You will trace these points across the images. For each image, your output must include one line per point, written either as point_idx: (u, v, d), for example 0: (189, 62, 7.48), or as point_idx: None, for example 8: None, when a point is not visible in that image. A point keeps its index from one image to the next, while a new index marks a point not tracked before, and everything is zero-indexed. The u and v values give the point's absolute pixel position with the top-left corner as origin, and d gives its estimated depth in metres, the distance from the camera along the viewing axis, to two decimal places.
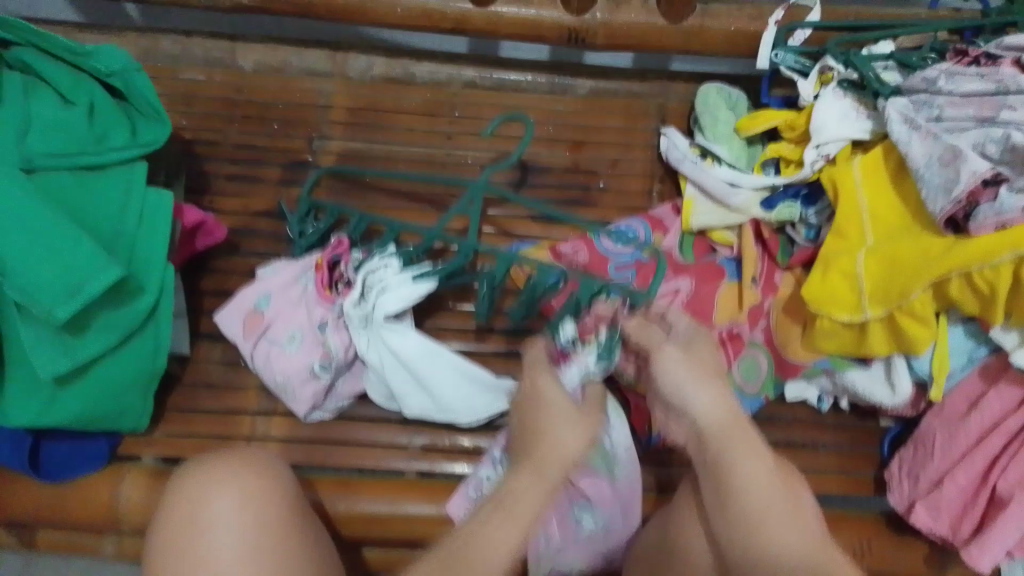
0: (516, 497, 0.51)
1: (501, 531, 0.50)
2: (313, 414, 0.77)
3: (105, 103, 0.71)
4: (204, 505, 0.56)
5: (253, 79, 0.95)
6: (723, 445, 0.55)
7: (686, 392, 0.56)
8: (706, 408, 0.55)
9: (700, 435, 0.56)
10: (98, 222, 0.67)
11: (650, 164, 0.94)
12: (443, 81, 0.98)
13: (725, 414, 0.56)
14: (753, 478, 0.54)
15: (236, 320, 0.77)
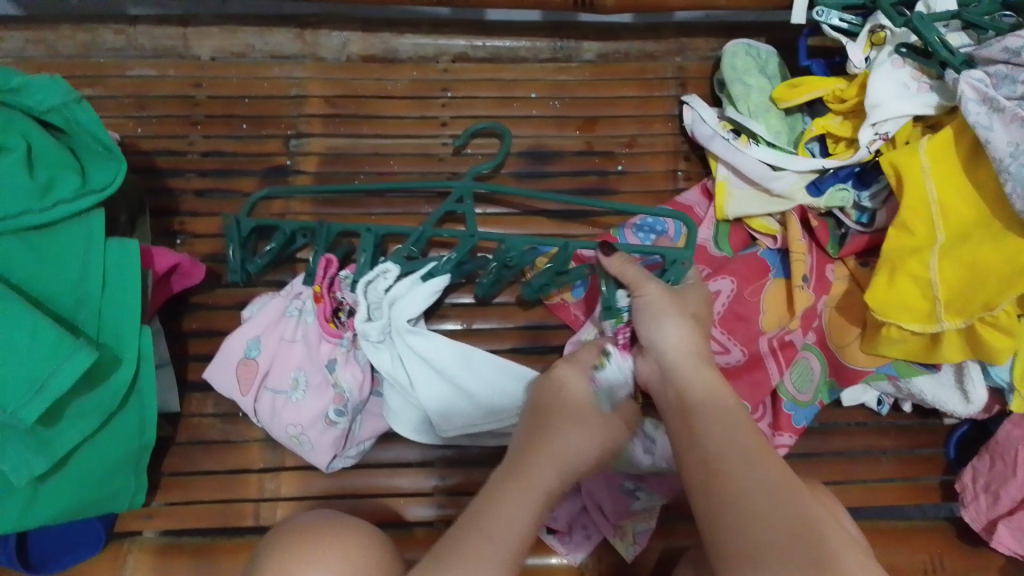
0: (508, 495, 0.49)
1: (508, 513, 0.48)
2: (336, 462, 0.68)
3: (44, 139, 0.59)
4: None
5: (213, 70, 0.83)
6: (689, 385, 0.54)
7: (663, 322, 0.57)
8: (675, 341, 0.57)
9: (666, 372, 0.56)
10: (57, 293, 0.57)
11: (673, 139, 0.84)
12: (430, 56, 0.86)
13: (692, 350, 0.56)
14: (721, 411, 0.51)
15: (229, 376, 0.67)
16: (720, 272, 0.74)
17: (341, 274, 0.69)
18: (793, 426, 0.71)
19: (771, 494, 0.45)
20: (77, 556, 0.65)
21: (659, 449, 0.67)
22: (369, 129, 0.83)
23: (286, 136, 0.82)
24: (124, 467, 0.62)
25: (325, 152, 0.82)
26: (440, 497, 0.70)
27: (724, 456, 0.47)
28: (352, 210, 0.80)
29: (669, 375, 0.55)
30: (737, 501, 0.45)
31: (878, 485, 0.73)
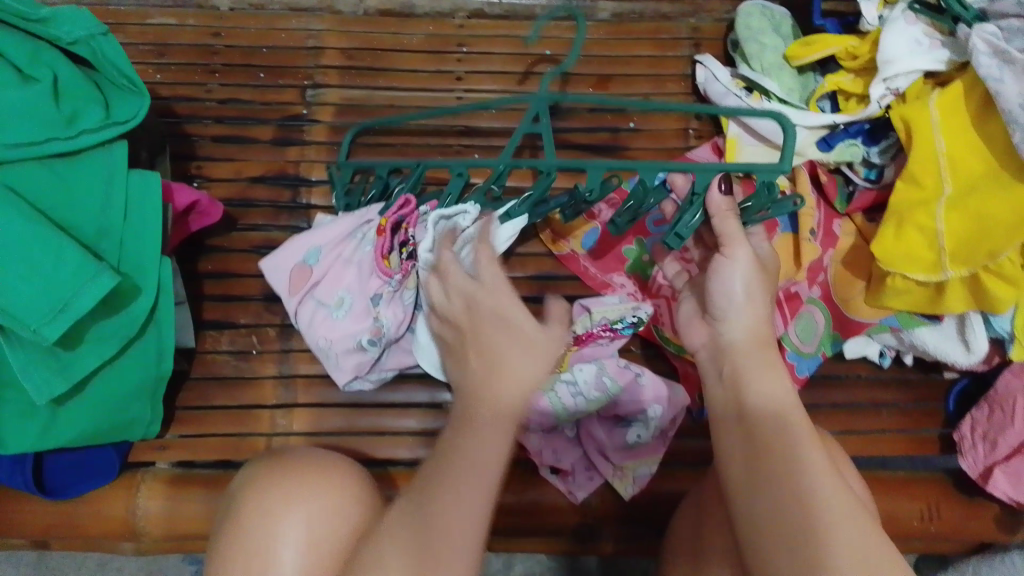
0: (460, 461, 0.43)
1: (458, 470, 0.43)
2: (354, 384, 0.70)
3: (70, 72, 0.60)
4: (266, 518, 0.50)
5: (231, 21, 0.84)
6: (744, 370, 0.49)
7: (737, 295, 0.50)
8: (748, 327, 0.50)
9: (724, 347, 0.51)
10: (79, 219, 0.58)
11: (685, 97, 0.85)
12: (446, 12, 0.86)
13: (764, 336, 0.50)
14: (773, 401, 0.48)
15: (282, 275, 0.70)
16: None
17: (419, 210, 0.67)
18: (795, 376, 0.72)
19: (809, 477, 0.44)
20: (92, 483, 0.66)
21: (647, 385, 0.71)
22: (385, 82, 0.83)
23: (302, 86, 0.82)
24: (139, 399, 0.64)
25: (340, 103, 0.82)
26: None
27: (779, 443, 0.45)
28: (368, 160, 0.81)
29: (725, 349, 0.51)
30: (789, 481, 0.44)
31: (875, 436, 0.75)
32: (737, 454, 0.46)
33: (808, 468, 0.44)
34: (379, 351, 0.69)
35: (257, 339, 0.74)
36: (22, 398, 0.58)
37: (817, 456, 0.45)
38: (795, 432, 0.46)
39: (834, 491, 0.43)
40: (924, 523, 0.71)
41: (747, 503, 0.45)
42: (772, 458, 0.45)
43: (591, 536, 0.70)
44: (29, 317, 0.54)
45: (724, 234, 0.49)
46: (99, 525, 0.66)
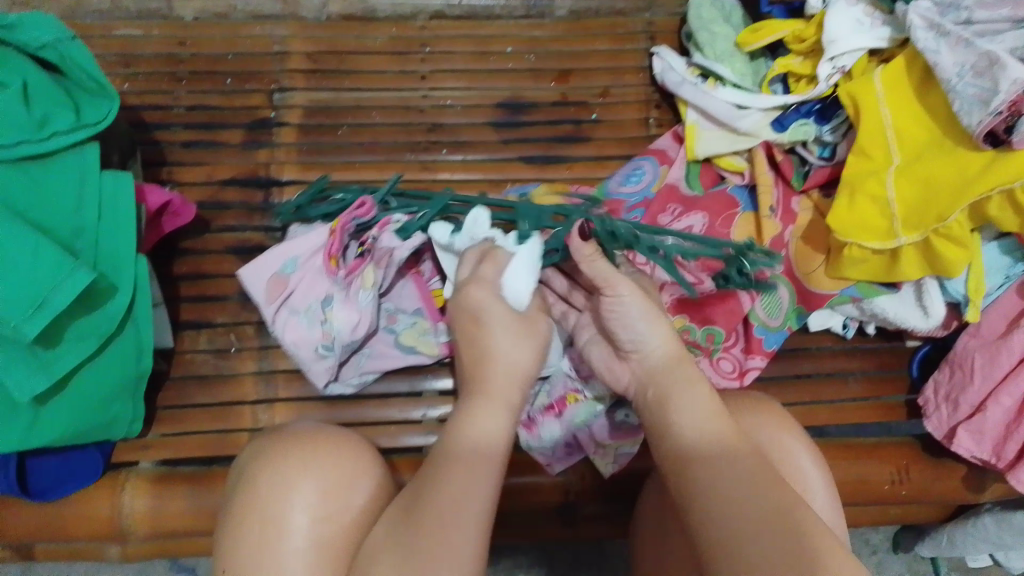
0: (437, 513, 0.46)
1: (444, 528, 0.46)
2: (333, 387, 0.71)
3: (39, 76, 0.62)
4: (279, 484, 0.51)
5: (196, 29, 0.85)
6: (666, 391, 0.51)
7: (637, 326, 0.52)
8: (661, 347, 0.53)
9: (646, 373, 0.53)
10: (54, 218, 0.59)
11: (645, 88, 0.87)
12: (408, 14, 0.89)
13: (678, 355, 0.53)
14: (699, 427, 0.49)
15: (258, 285, 0.69)
16: (691, 208, 0.77)
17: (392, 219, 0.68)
18: (763, 349, 0.75)
19: (751, 492, 0.45)
20: (75, 485, 0.66)
21: None
22: (352, 83, 0.85)
23: (268, 90, 0.83)
24: (121, 395, 0.64)
25: (308, 105, 0.83)
26: (429, 424, 0.73)
27: (710, 467, 0.47)
28: (337, 158, 0.81)
29: (647, 376, 0.53)
30: (720, 499, 0.45)
31: (844, 404, 0.77)
32: (675, 475, 0.48)
33: (739, 489, 0.46)
34: (337, 356, 0.69)
35: (235, 337, 0.74)
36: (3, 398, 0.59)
37: (744, 471, 0.47)
38: (727, 457, 0.47)
39: (785, 501, 0.45)
40: (896, 485, 0.73)
41: (693, 523, 0.46)
42: (706, 483, 0.46)
43: (572, 514, 0.71)
44: (9, 314, 0.54)
45: (598, 276, 0.52)
46: (83, 527, 0.66)
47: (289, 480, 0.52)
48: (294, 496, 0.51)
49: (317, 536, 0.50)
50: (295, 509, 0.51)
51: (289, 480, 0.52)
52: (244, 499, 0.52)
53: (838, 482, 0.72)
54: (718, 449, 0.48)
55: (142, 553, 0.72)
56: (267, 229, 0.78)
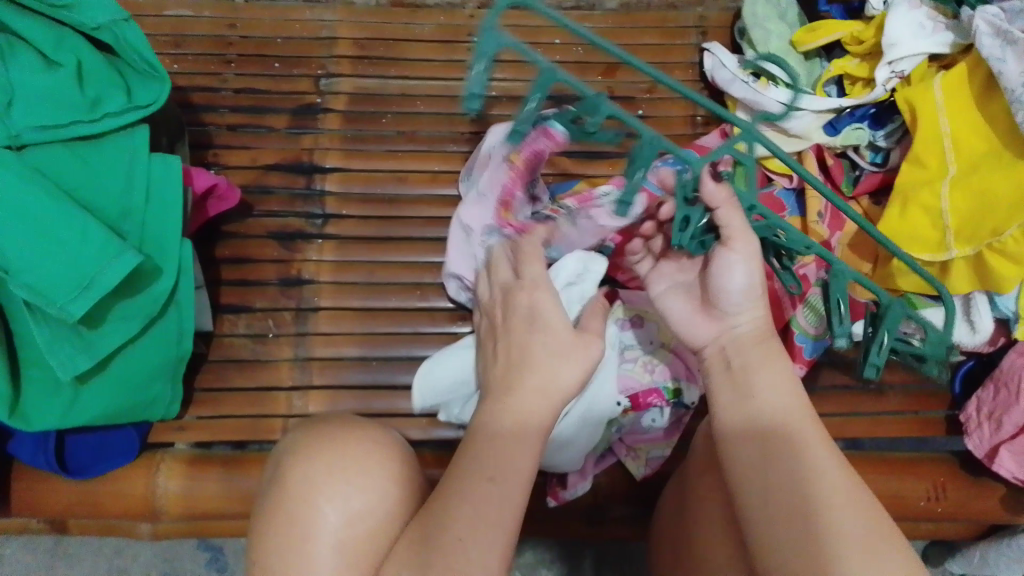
0: (502, 472, 0.45)
1: (501, 493, 0.45)
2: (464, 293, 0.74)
3: (94, 57, 0.63)
4: (306, 480, 0.52)
5: (247, 12, 0.85)
6: (754, 368, 0.50)
7: (739, 288, 0.50)
8: (751, 320, 0.51)
9: (729, 341, 0.52)
10: (100, 200, 0.60)
11: (693, 84, 0.86)
12: (457, 3, 0.88)
13: (766, 331, 0.51)
14: (774, 395, 0.48)
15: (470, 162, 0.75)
16: None
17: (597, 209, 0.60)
18: (802, 357, 0.73)
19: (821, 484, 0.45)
20: (113, 463, 0.68)
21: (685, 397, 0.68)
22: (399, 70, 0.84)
23: (315, 76, 0.83)
24: (161, 375, 0.65)
25: (354, 91, 0.83)
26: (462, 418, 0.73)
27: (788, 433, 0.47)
28: (380, 146, 0.81)
29: (733, 344, 0.51)
30: (787, 479, 0.45)
31: (883, 417, 0.75)
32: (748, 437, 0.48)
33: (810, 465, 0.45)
34: None
35: (273, 322, 0.75)
36: (46, 376, 0.60)
37: (815, 447, 0.46)
38: (796, 430, 0.47)
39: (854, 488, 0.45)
40: (931, 503, 0.71)
41: (754, 487, 0.46)
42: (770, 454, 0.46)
43: (599, 515, 0.71)
44: (55, 293, 0.55)
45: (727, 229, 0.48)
46: (119, 504, 0.67)
47: (316, 479, 0.52)
48: (319, 496, 0.52)
49: (347, 536, 0.50)
50: (323, 512, 0.51)
51: (317, 479, 0.52)
52: (273, 498, 0.53)
53: (873, 497, 0.71)
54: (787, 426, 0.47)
55: (175, 530, 0.74)
56: (307, 216, 0.78)
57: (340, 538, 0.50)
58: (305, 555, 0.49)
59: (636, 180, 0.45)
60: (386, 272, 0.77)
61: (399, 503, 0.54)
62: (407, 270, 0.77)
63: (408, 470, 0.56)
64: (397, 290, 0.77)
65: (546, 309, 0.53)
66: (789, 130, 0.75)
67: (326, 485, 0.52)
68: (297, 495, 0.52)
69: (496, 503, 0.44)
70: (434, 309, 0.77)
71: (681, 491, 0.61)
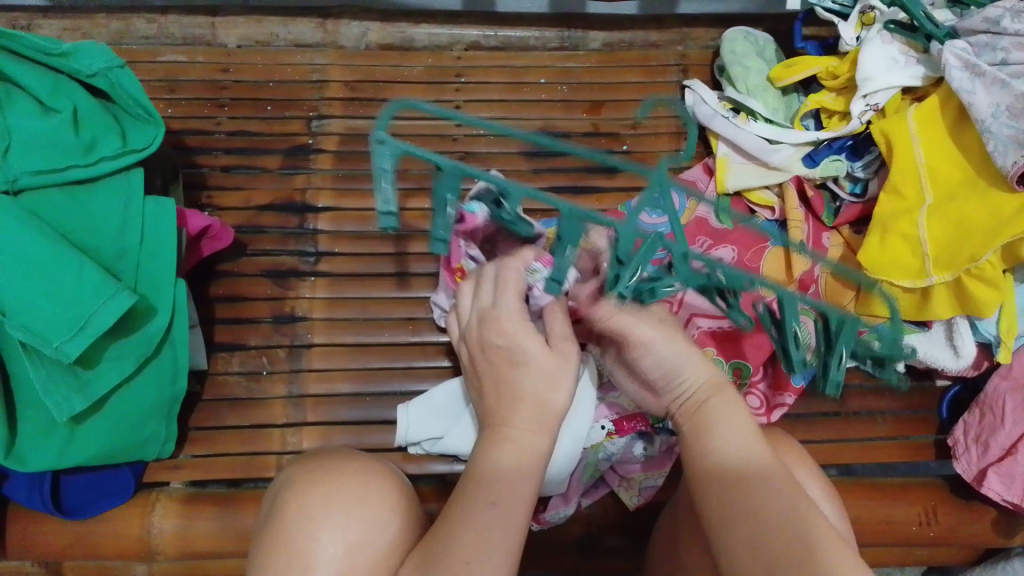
0: (485, 528, 0.45)
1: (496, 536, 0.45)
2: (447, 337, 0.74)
3: (89, 103, 0.64)
4: (302, 512, 0.53)
5: (239, 57, 0.88)
6: (715, 427, 0.50)
7: (668, 361, 0.52)
8: (697, 379, 0.52)
9: (679, 406, 0.53)
10: (96, 242, 0.61)
11: (676, 119, 0.88)
12: (444, 45, 0.90)
13: (714, 383, 0.52)
14: (732, 446, 0.49)
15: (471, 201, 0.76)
16: (720, 241, 0.78)
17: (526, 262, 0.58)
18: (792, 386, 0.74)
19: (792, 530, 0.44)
20: (108, 503, 0.68)
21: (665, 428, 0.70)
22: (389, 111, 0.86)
23: (307, 117, 0.85)
24: (156, 414, 0.65)
25: (344, 132, 0.85)
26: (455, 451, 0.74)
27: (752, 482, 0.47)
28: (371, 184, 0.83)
29: (682, 409, 0.53)
30: (749, 520, 0.46)
31: (873, 442, 0.76)
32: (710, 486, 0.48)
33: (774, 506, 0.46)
34: None
35: (267, 360, 0.76)
36: (42, 416, 0.60)
37: (774, 488, 0.47)
38: (756, 475, 0.47)
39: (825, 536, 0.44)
40: (923, 528, 0.72)
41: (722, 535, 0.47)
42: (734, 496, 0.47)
43: (594, 547, 0.71)
44: (51, 334, 0.56)
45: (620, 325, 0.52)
46: (114, 545, 0.67)
47: (315, 510, 0.53)
48: (316, 527, 0.52)
49: (343, 568, 0.51)
50: (322, 542, 0.51)
51: (313, 511, 0.53)
52: (270, 529, 0.53)
53: (865, 523, 0.71)
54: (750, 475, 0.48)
55: (169, 571, 0.74)
56: (300, 254, 0.79)
57: (335, 570, 0.51)
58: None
59: (566, 256, 0.44)
60: (379, 307, 0.78)
61: (394, 534, 0.54)
62: (400, 306, 0.78)
63: (406, 501, 0.57)
64: (390, 325, 0.78)
65: (496, 335, 0.50)
66: (771, 164, 0.78)
67: (324, 516, 0.52)
68: (294, 526, 0.52)
69: (493, 540, 0.45)
70: (427, 343, 0.78)
71: (672, 519, 0.62)
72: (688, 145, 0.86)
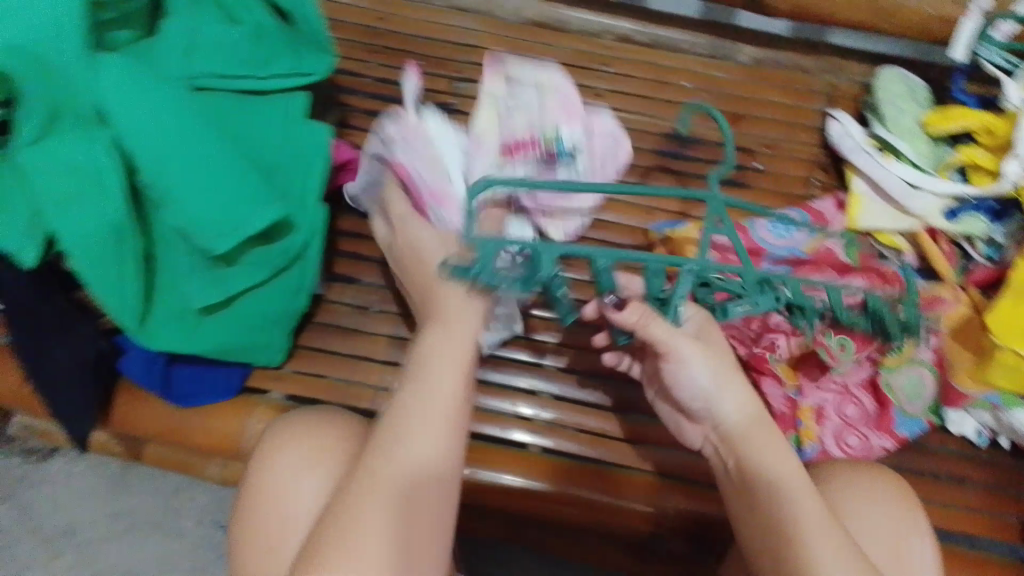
0: (351, 517, 0.46)
1: (375, 517, 0.46)
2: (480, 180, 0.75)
3: (269, 22, 0.68)
4: (270, 469, 0.56)
5: (399, 10, 0.90)
6: (758, 457, 0.54)
7: (707, 384, 0.55)
8: (735, 408, 0.55)
9: (724, 435, 0.56)
10: (258, 151, 0.64)
11: (814, 147, 0.87)
12: (596, 33, 0.91)
13: (754, 414, 0.55)
14: (776, 468, 0.53)
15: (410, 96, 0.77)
16: (853, 275, 0.75)
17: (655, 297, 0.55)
18: (893, 431, 0.74)
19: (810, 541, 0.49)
20: (211, 398, 0.72)
21: None
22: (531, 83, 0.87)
23: (450, 81, 0.87)
24: (273, 325, 0.68)
25: None
26: (539, 424, 0.73)
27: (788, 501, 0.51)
28: None
29: (723, 436, 0.56)
30: (784, 526, 0.51)
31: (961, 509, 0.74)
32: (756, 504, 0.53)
33: (808, 521, 0.50)
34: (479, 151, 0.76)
35: (377, 297, 0.78)
36: (176, 303, 0.63)
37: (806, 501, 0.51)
38: (787, 490, 0.52)
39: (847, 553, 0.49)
40: None
41: (754, 539, 0.52)
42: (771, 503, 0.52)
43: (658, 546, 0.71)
44: (206, 229, 0.59)
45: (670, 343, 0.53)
46: (207, 437, 0.71)
47: (283, 469, 0.56)
48: (287, 459, 0.56)
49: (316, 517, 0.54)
50: (292, 496, 0.55)
51: (279, 467, 0.56)
52: (248, 491, 0.57)
53: None
54: (778, 489, 0.52)
55: None
56: None
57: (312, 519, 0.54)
58: (276, 541, 0.53)
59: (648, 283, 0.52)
60: None
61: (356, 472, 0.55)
62: None
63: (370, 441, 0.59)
64: None
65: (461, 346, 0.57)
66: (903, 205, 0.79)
67: (290, 473, 0.56)
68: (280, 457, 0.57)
69: (367, 523, 0.46)
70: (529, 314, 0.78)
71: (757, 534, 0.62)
72: (822, 174, 0.85)
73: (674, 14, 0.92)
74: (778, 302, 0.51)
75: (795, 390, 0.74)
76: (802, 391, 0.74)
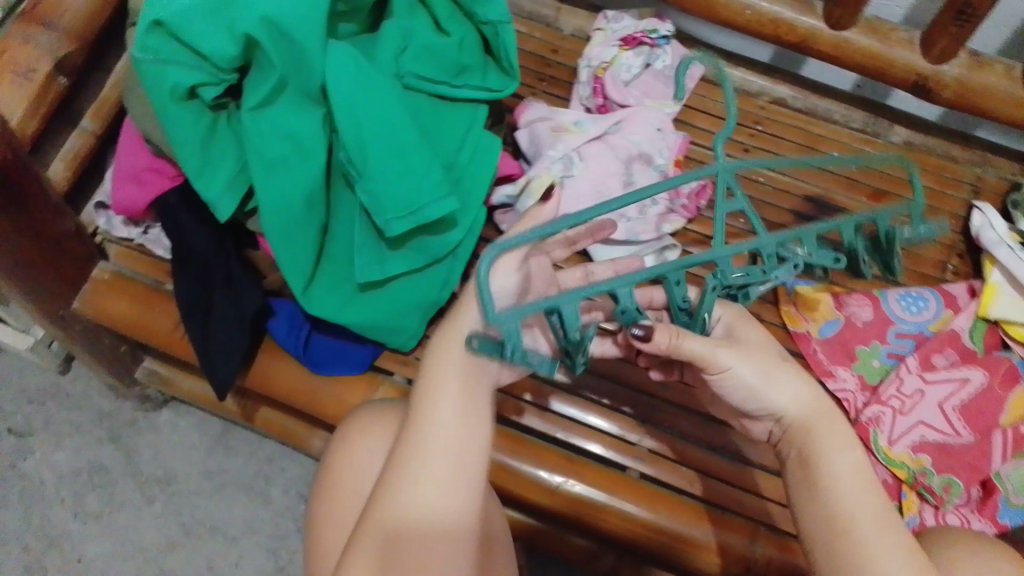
0: (410, 494, 0.46)
1: (435, 495, 0.46)
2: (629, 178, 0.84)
3: (472, 38, 0.73)
4: (350, 441, 0.63)
5: (568, 43, 0.96)
6: (828, 466, 0.49)
7: (757, 382, 0.51)
8: (790, 399, 0.52)
9: (787, 432, 0.52)
10: (442, 147, 0.70)
11: (954, 233, 0.87)
12: (753, 92, 0.95)
13: (812, 408, 0.51)
14: (849, 487, 0.48)
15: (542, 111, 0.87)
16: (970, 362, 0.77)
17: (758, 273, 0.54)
18: (995, 519, 0.71)
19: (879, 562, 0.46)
20: (340, 369, 0.75)
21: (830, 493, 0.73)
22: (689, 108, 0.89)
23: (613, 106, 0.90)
24: (415, 310, 0.71)
25: None
26: (642, 452, 0.74)
27: (853, 529, 0.47)
28: None
29: (785, 438, 0.52)
30: (858, 554, 0.46)
31: None
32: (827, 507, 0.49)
33: (876, 538, 0.47)
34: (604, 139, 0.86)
35: None
36: (341, 273, 0.69)
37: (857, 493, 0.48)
38: (859, 519, 0.47)
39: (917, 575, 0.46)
40: None
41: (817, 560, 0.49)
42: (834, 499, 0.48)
43: None
44: (388, 208, 0.64)
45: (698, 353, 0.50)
46: (330, 405, 0.75)
47: (353, 441, 0.63)
48: (364, 460, 0.62)
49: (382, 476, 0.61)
50: (365, 460, 0.62)
51: (358, 439, 0.63)
52: (335, 452, 0.64)
53: None
54: (847, 524, 0.47)
55: None
56: None
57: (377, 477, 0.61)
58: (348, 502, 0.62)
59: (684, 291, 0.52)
60: None
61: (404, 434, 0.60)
62: None
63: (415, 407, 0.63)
64: None
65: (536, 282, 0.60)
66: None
67: (362, 443, 0.63)
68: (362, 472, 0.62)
69: (424, 497, 0.46)
70: None
71: None
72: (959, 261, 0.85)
73: (833, 87, 0.95)
74: (795, 270, 0.54)
75: (892, 459, 0.73)
76: (902, 462, 0.73)
